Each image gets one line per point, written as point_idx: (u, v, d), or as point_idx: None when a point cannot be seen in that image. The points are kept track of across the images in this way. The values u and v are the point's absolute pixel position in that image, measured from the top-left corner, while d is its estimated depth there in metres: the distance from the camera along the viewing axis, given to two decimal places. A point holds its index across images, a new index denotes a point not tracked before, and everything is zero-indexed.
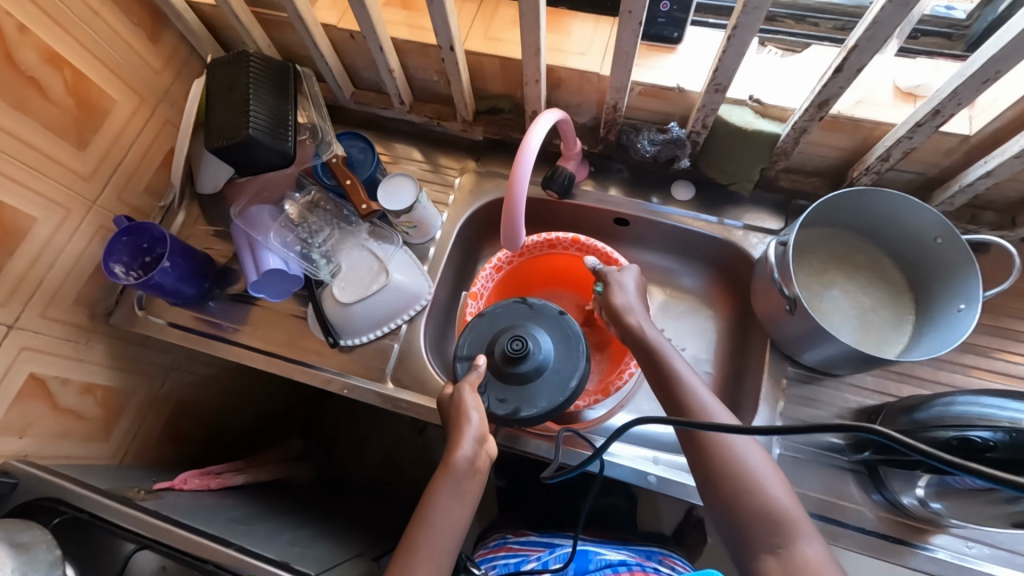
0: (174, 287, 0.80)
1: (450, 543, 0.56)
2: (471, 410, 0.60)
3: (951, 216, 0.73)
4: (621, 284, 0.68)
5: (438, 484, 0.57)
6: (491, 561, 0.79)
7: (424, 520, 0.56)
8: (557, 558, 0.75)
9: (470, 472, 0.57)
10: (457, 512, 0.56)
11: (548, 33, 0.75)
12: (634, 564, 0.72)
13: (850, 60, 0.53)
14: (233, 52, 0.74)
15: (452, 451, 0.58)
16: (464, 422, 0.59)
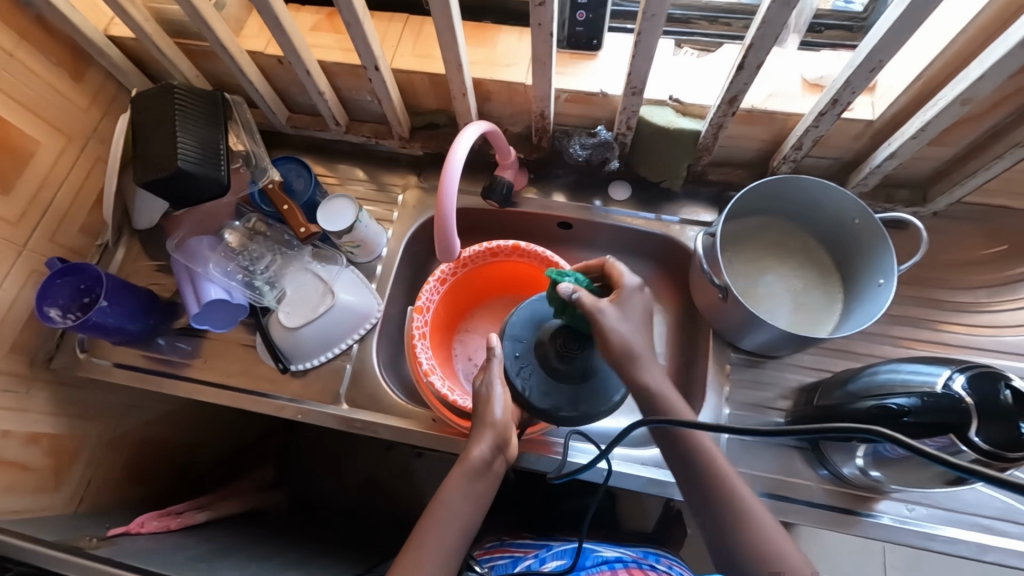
0: (117, 326, 0.78)
1: (458, 541, 0.54)
2: (496, 408, 0.59)
3: (869, 197, 0.78)
4: (625, 316, 0.57)
5: (450, 483, 0.56)
6: (490, 560, 0.78)
7: (434, 519, 0.55)
8: (557, 557, 0.75)
9: (483, 472, 0.56)
10: (467, 510, 0.55)
11: (474, 48, 0.76)
12: (631, 561, 0.72)
13: (748, 58, 0.56)
14: (157, 84, 0.72)
15: (468, 450, 0.58)
16: (486, 420, 0.59)
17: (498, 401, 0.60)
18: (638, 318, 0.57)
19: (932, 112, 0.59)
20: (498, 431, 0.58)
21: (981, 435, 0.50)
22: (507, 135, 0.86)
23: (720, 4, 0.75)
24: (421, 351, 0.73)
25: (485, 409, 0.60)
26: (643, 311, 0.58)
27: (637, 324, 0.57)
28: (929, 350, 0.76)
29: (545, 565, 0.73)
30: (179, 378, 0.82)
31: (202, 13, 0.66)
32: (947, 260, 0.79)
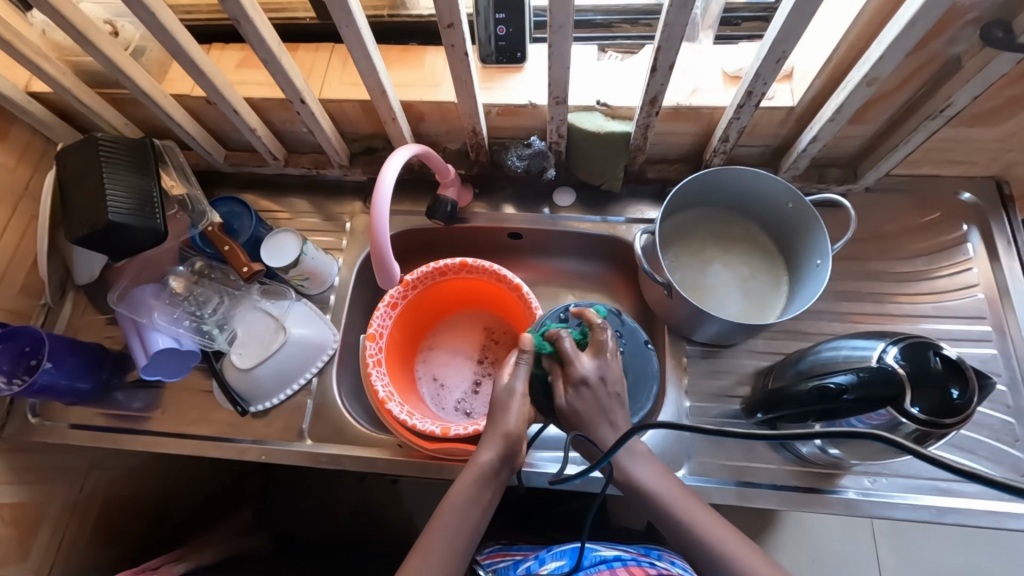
0: (67, 385, 0.76)
1: (462, 546, 0.52)
2: (510, 417, 0.55)
3: (802, 180, 0.80)
4: (582, 388, 0.56)
5: (457, 487, 0.54)
6: (490, 565, 0.74)
7: (439, 524, 0.52)
8: (555, 556, 0.70)
9: (489, 479, 0.54)
10: (471, 514, 0.53)
11: (401, 70, 0.76)
12: (629, 559, 0.66)
13: (660, 59, 0.57)
14: (81, 138, 0.71)
15: (475, 455, 0.55)
16: (496, 427, 0.55)
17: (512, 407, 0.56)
18: (597, 391, 0.56)
19: (843, 94, 0.61)
20: (506, 440, 0.54)
21: (917, 404, 0.51)
22: (447, 153, 0.86)
23: (639, 7, 0.76)
24: (376, 378, 0.73)
25: (499, 413, 0.56)
26: (608, 381, 0.57)
27: (591, 395, 0.56)
28: (876, 322, 0.77)
29: (543, 568, 0.68)
30: (136, 432, 0.80)
31: (118, 63, 0.65)
32: (885, 232, 0.81)
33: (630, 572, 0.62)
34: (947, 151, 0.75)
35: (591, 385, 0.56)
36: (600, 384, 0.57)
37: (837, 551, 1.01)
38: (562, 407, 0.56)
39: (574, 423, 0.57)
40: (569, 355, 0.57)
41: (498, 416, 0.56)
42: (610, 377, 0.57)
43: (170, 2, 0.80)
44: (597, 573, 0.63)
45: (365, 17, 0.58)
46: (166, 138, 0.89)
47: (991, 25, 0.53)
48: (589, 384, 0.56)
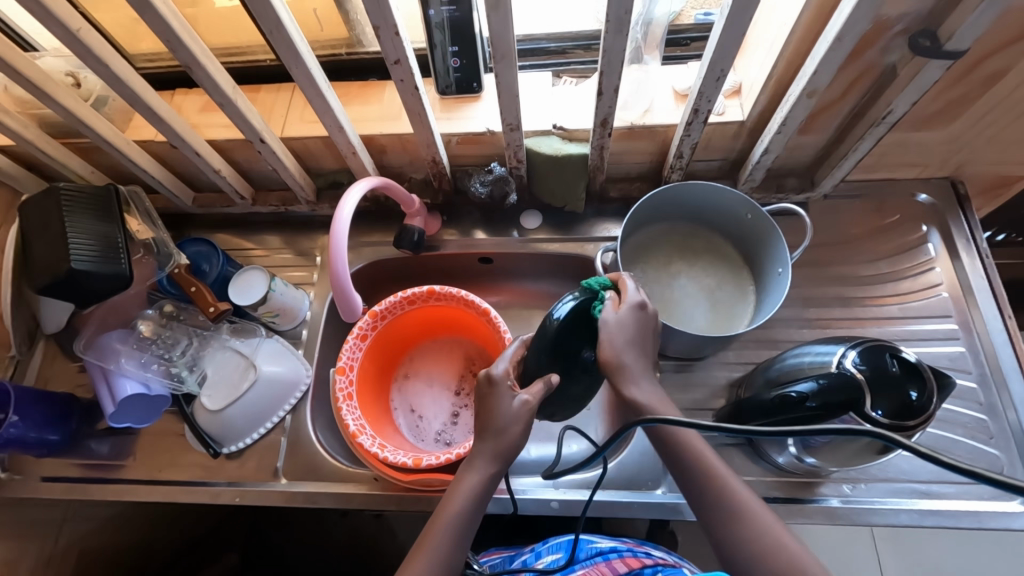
0: (35, 437, 0.74)
1: (461, 545, 0.53)
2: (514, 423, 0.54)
3: (762, 189, 0.81)
4: (637, 314, 0.54)
5: (453, 494, 0.54)
6: (485, 561, 0.73)
7: (439, 530, 0.52)
8: (551, 548, 0.68)
9: (490, 481, 0.54)
10: (469, 517, 0.53)
11: (360, 105, 0.78)
12: (625, 549, 0.63)
13: (604, 83, 0.59)
14: (44, 189, 0.71)
15: (473, 458, 0.54)
16: (492, 429, 0.54)
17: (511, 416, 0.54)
18: (648, 321, 0.55)
19: (787, 106, 0.62)
20: (506, 444, 0.53)
21: (879, 408, 0.51)
22: (412, 183, 0.88)
23: (589, 32, 0.78)
24: (346, 412, 0.72)
25: (495, 430, 0.54)
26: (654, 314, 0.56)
27: (641, 322, 0.54)
28: (845, 326, 0.78)
29: (539, 561, 0.66)
30: (109, 481, 0.78)
31: (78, 113, 0.65)
32: (847, 236, 0.82)
33: (625, 564, 0.58)
34: (898, 155, 0.76)
35: (643, 309, 0.55)
36: (652, 315, 0.55)
37: (838, 562, 0.99)
38: (610, 326, 0.53)
39: (618, 350, 0.53)
40: (625, 284, 0.56)
41: (503, 420, 0.54)
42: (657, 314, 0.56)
43: (131, 51, 0.81)
44: (591, 566, 0.60)
45: (315, 57, 0.60)
46: (134, 183, 0.89)
47: (918, 34, 0.55)
48: (645, 310, 0.55)
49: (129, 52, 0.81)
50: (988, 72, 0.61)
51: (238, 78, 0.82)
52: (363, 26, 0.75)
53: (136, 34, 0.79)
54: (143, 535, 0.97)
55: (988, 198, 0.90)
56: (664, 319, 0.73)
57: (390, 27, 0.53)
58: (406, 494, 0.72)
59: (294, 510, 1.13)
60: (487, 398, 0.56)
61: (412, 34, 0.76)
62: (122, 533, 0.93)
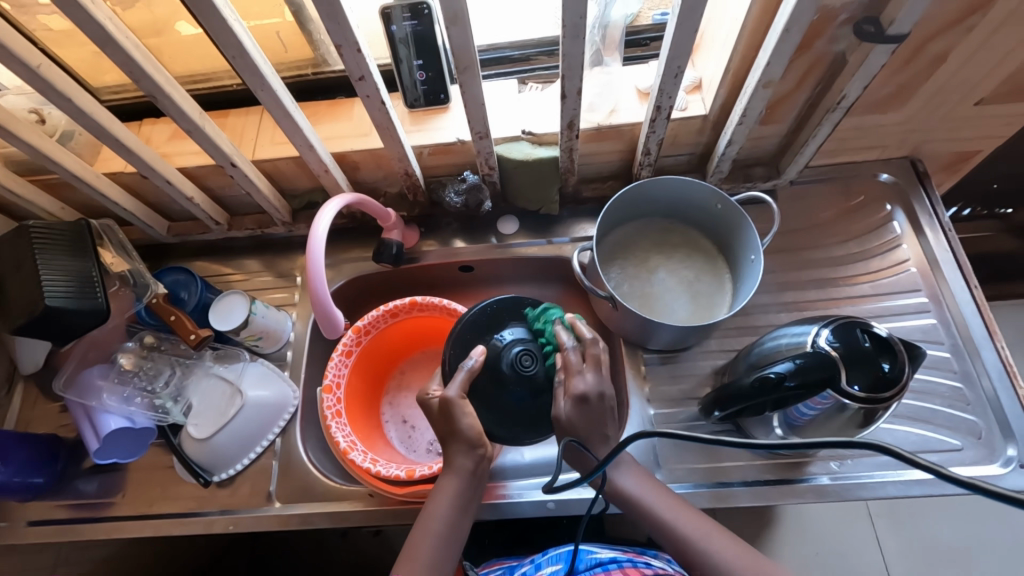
0: (18, 482, 0.73)
1: (449, 551, 0.54)
2: (468, 420, 0.58)
3: (731, 180, 0.84)
4: (582, 404, 0.58)
5: (436, 502, 0.56)
6: (485, 575, 0.73)
7: (425, 537, 0.54)
8: (550, 559, 0.68)
9: (472, 479, 0.57)
10: (455, 520, 0.56)
11: (329, 123, 0.78)
12: (625, 559, 0.64)
13: (566, 87, 0.60)
14: (14, 228, 0.70)
15: (452, 461, 0.58)
16: (459, 435, 0.57)
17: (470, 416, 0.58)
18: (595, 407, 0.58)
19: (745, 98, 0.64)
20: (480, 441, 0.58)
21: (855, 383, 0.53)
22: (388, 197, 0.88)
23: (551, 38, 0.80)
24: (336, 430, 0.72)
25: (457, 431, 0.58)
26: (605, 396, 0.59)
27: (586, 413, 0.58)
28: (821, 307, 0.80)
29: (540, 573, 0.66)
30: (97, 520, 0.76)
31: (43, 149, 0.65)
32: (816, 219, 0.85)
33: None
34: (857, 138, 0.79)
35: (587, 402, 0.58)
36: (600, 398, 0.58)
37: (836, 541, 1.00)
38: (559, 420, 0.58)
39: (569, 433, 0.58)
40: (573, 370, 0.59)
41: (450, 425, 0.58)
42: (607, 392, 0.59)
43: (94, 85, 0.81)
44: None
45: (279, 78, 0.60)
46: (107, 216, 0.89)
47: (862, 21, 0.57)
48: (589, 399, 0.58)
49: (93, 86, 0.81)
50: (932, 54, 0.64)
51: (206, 105, 0.83)
52: (327, 46, 0.76)
53: (100, 67, 0.78)
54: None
55: (947, 174, 0.93)
56: (647, 314, 0.74)
57: (351, 45, 0.54)
58: (402, 507, 0.71)
59: (293, 535, 1.12)
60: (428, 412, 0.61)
61: (376, 50, 0.77)
62: (117, 574, 0.90)
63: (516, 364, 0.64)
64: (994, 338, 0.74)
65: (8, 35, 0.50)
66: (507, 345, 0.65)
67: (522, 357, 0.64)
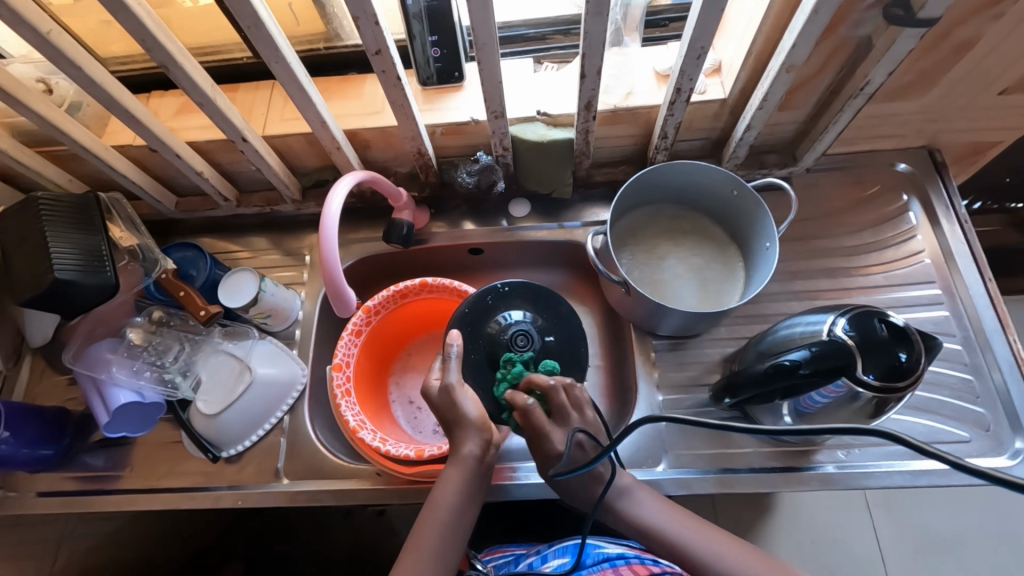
0: (27, 454, 0.73)
1: (455, 542, 0.54)
2: (468, 406, 0.58)
3: (746, 167, 0.83)
4: (567, 461, 0.57)
5: (442, 491, 0.56)
6: (489, 561, 0.74)
7: (430, 527, 0.54)
8: (556, 551, 0.69)
9: (477, 468, 0.56)
10: (460, 511, 0.55)
11: (341, 100, 0.77)
12: (633, 555, 0.65)
13: (586, 65, 0.59)
14: (21, 200, 0.69)
15: (458, 449, 0.57)
16: (464, 420, 0.57)
17: (470, 400, 0.58)
18: (582, 456, 0.57)
19: (767, 82, 0.63)
20: (485, 426, 0.58)
21: (869, 372, 0.53)
22: (399, 177, 0.87)
23: (568, 17, 0.78)
24: (345, 408, 0.73)
25: (456, 416, 0.58)
26: (586, 441, 0.57)
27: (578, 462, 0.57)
28: (832, 297, 0.79)
29: (546, 565, 0.67)
30: (106, 493, 0.77)
31: (52, 119, 0.64)
32: (830, 209, 0.84)
33: (634, 571, 0.60)
34: (876, 127, 0.78)
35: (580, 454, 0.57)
36: (586, 448, 0.57)
37: (834, 531, 1.01)
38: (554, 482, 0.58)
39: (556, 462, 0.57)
40: (539, 430, 0.56)
41: (453, 413, 0.58)
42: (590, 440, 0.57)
43: (102, 54, 0.79)
44: (600, 572, 0.62)
45: (293, 51, 0.59)
46: (114, 190, 0.88)
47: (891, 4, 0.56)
48: (577, 454, 0.57)
49: (101, 56, 0.79)
50: (957, 42, 0.63)
51: (216, 78, 0.81)
52: (341, 20, 0.74)
53: (107, 37, 0.77)
54: (145, 547, 0.96)
55: (964, 166, 0.91)
56: (658, 299, 0.74)
57: (369, 18, 0.53)
58: (410, 487, 0.72)
59: (297, 513, 1.13)
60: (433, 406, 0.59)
61: (391, 25, 0.75)
62: (122, 547, 0.91)
63: (510, 343, 0.67)
64: (1006, 331, 0.73)
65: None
66: (505, 327, 0.68)
67: (517, 337, 0.67)
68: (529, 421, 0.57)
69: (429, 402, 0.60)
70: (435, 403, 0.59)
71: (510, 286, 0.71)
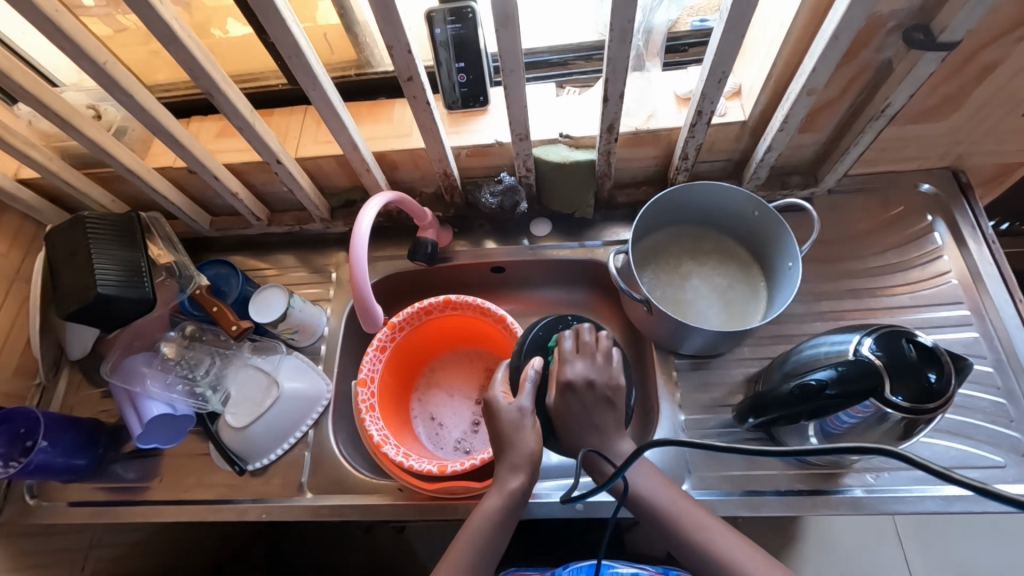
0: (63, 463, 0.75)
1: (481, 569, 0.54)
2: (531, 439, 0.57)
3: (767, 187, 0.83)
4: (567, 394, 0.59)
5: (477, 516, 0.56)
6: None
7: (461, 552, 0.54)
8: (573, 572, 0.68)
9: (516, 502, 0.56)
10: (492, 540, 0.55)
11: (371, 123, 0.80)
12: None
13: (609, 90, 0.61)
14: (70, 218, 0.73)
15: (503, 480, 0.57)
16: (521, 451, 0.57)
17: (533, 434, 0.57)
18: (584, 395, 0.59)
19: (787, 104, 0.64)
20: (535, 462, 0.57)
21: (898, 393, 0.52)
22: (424, 197, 0.90)
23: (590, 43, 0.80)
24: (370, 423, 0.74)
25: (514, 443, 0.57)
26: (595, 386, 0.60)
27: (577, 400, 0.59)
28: (857, 317, 0.79)
29: None
30: (135, 503, 0.78)
31: (101, 143, 0.67)
32: (854, 229, 0.84)
33: None
34: (899, 147, 0.78)
35: (574, 389, 0.59)
36: (588, 388, 0.59)
37: (863, 559, 0.98)
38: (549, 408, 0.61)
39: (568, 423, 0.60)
40: (563, 357, 0.61)
41: (512, 439, 0.57)
42: (600, 380, 0.60)
43: (148, 82, 0.84)
44: None
45: (329, 78, 0.62)
46: (153, 210, 0.92)
47: (911, 28, 0.56)
48: (576, 388, 0.59)
49: (147, 84, 0.84)
50: (980, 64, 0.63)
51: (253, 103, 0.85)
52: (372, 48, 0.78)
53: (153, 66, 0.81)
54: (169, 559, 0.97)
55: (991, 187, 0.91)
56: (680, 318, 0.74)
57: (402, 47, 0.55)
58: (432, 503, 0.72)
59: (317, 528, 1.13)
60: (491, 424, 0.59)
61: (420, 53, 0.79)
62: (147, 559, 0.92)
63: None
64: None
65: (81, 34, 0.53)
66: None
67: None
68: (560, 348, 0.62)
69: (494, 421, 0.59)
70: (500, 424, 0.58)
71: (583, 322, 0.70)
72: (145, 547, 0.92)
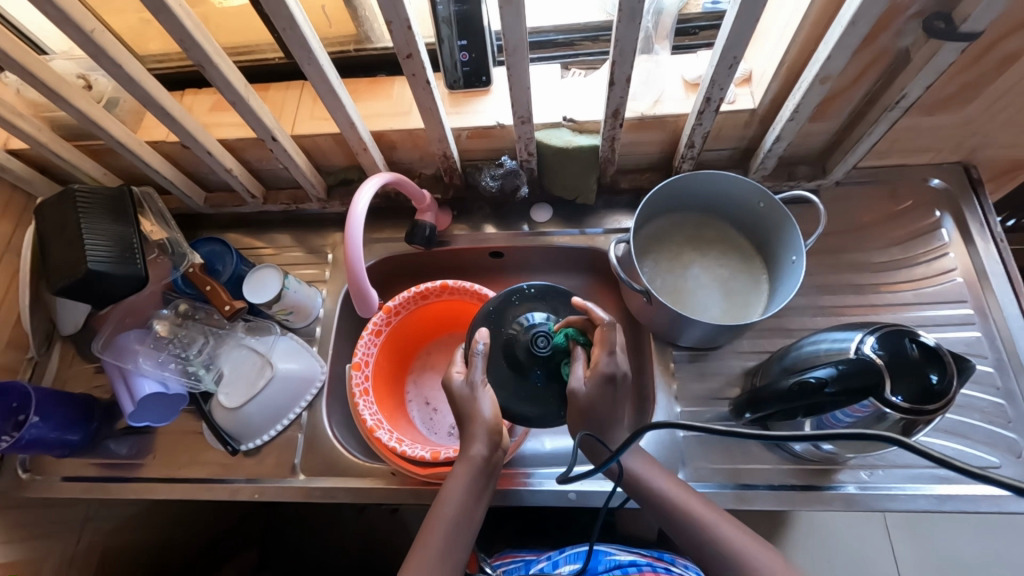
0: (55, 439, 0.75)
1: (460, 541, 0.53)
2: (485, 407, 0.57)
3: (774, 178, 0.82)
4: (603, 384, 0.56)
5: (449, 491, 0.55)
6: (500, 565, 0.74)
7: (437, 526, 0.53)
8: (567, 557, 0.69)
9: (485, 469, 0.56)
10: (466, 512, 0.54)
11: (370, 101, 0.78)
12: (645, 562, 0.66)
13: (616, 73, 0.59)
14: (58, 192, 0.71)
15: (466, 450, 0.56)
16: (477, 419, 0.57)
17: (488, 401, 0.58)
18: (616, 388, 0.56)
19: (800, 93, 0.62)
20: (495, 429, 0.57)
21: (898, 393, 0.51)
22: (422, 178, 0.88)
23: (598, 23, 0.78)
24: (363, 407, 0.73)
25: (470, 416, 0.57)
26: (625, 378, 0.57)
27: (606, 392, 0.56)
28: (858, 313, 0.78)
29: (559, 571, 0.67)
30: (128, 480, 0.78)
31: (90, 114, 0.65)
32: (860, 223, 0.82)
33: None
34: (910, 139, 0.76)
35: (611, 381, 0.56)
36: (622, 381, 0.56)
37: (851, 552, 0.99)
38: (576, 396, 0.56)
39: (587, 416, 0.56)
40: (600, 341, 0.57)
41: (466, 410, 0.57)
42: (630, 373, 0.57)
43: (141, 52, 0.81)
44: None
45: (326, 53, 0.60)
46: (147, 184, 0.90)
47: (932, 17, 0.54)
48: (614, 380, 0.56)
49: (139, 54, 0.82)
50: (1003, 53, 0.61)
51: (249, 77, 0.83)
52: (372, 23, 0.75)
53: (145, 35, 0.79)
54: (163, 534, 0.98)
55: (1001, 182, 0.89)
56: (679, 309, 0.73)
57: (402, 22, 0.53)
58: (425, 488, 0.72)
59: (311, 507, 1.14)
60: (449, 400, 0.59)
61: (422, 28, 0.76)
62: (141, 533, 0.93)
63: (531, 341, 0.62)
64: None
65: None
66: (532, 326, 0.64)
67: (538, 337, 0.62)
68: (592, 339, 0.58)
69: (449, 397, 0.59)
70: (453, 398, 0.59)
71: (535, 289, 0.68)
72: (139, 521, 0.93)
